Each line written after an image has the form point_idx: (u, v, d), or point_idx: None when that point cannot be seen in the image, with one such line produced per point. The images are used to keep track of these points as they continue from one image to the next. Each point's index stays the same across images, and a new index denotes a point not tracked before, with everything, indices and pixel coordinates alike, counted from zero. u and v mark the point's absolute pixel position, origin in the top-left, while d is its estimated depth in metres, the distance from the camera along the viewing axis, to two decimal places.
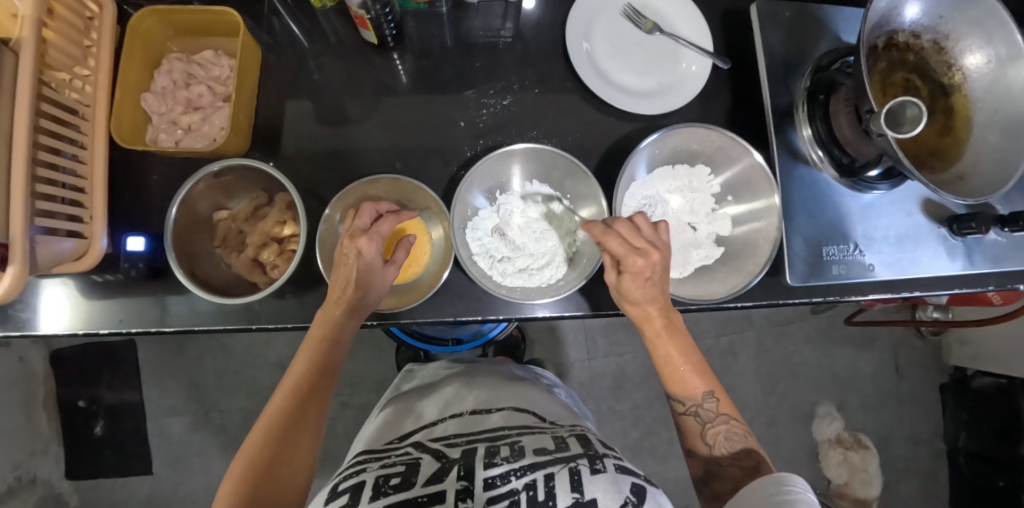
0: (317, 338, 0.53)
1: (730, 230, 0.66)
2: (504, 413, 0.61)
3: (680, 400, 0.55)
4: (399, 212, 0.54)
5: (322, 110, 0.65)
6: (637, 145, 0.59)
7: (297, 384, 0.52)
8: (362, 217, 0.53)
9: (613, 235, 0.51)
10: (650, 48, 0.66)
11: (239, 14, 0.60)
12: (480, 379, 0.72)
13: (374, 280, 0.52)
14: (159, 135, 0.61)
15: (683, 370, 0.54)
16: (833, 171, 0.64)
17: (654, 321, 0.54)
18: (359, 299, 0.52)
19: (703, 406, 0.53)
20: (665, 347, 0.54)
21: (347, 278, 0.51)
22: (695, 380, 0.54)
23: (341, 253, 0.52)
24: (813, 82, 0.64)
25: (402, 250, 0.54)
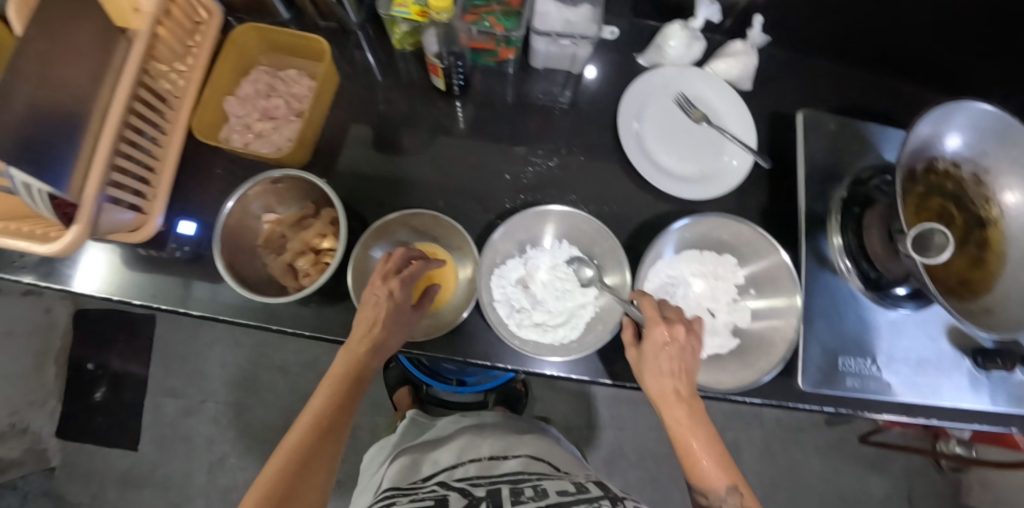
0: (339, 375, 0.54)
1: (749, 322, 0.66)
2: (522, 460, 0.62)
3: (703, 493, 0.50)
4: (429, 262, 0.56)
5: (382, 140, 0.69)
6: (667, 225, 0.61)
7: (316, 419, 0.52)
8: (394, 261, 0.56)
9: (648, 298, 0.55)
10: (696, 136, 0.70)
11: (328, 43, 0.66)
12: (493, 430, 0.74)
13: (399, 325, 0.55)
14: (232, 135, 0.66)
15: (703, 460, 0.49)
16: (860, 284, 0.64)
17: (671, 397, 0.51)
18: (382, 342, 0.54)
19: (727, 502, 0.48)
20: (687, 438, 0.51)
21: (373, 317, 0.53)
22: (718, 471, 0.49)
23: (367, 295, 0.54)
24: (850, 194, 0.65)
25: (428, 298, 0.58)
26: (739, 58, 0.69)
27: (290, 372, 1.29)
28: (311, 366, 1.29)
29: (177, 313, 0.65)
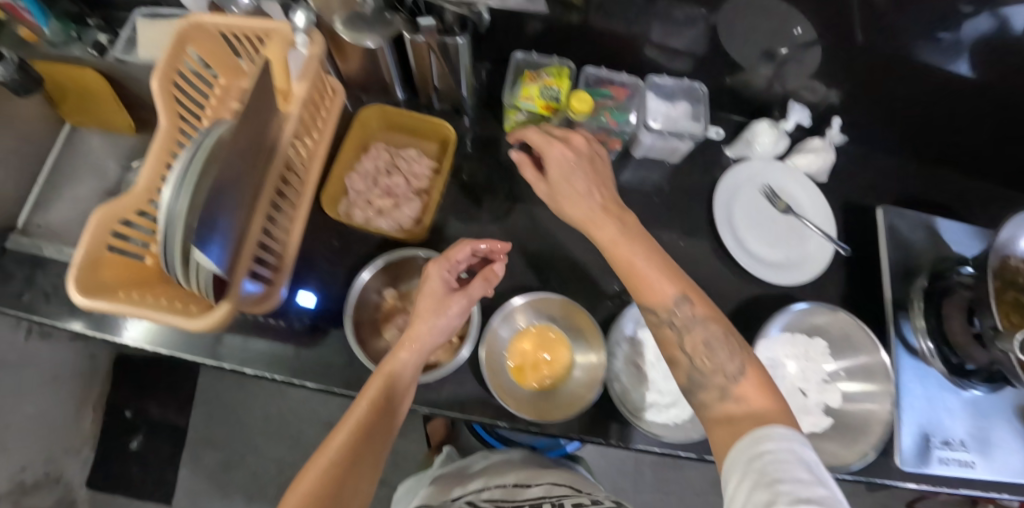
0: (385, 375, 0.54)
1: (840, 403, 0.70)
2: (545, 487, 0.64)
3: (653, 313, 0.51)
4: (494, 242, 0.61)
5: (490, 214, 0.74)
6: (787, 305, 0.67)
7: (358, 422, 0.51)
8: (457, 254, 0.60)
9: (532, 131, 0.61)
10: (781, 225, 0.75)
11: (451, 128, 0.71)
12: (518, 460, 0.76)
13: (453, 307, 0.58)
14: (354, 210, 0.69)
15: (646, 271, 0.52)
16: (942, 367, 0.68)
17: (596, 219, 0.56)
18: (433, 332, 0.56)
19: (678, 313, 0.50)
20: (603, 226, 0.56)
21: (427, 311, 0.57)
22: (668, 283, 0.51)
23: (434, 269, 0.59)
24: (930, 285, 0.71)
25: (477, 283, 0.59)
26: (820, 154, 0.76)
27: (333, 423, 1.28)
28: None
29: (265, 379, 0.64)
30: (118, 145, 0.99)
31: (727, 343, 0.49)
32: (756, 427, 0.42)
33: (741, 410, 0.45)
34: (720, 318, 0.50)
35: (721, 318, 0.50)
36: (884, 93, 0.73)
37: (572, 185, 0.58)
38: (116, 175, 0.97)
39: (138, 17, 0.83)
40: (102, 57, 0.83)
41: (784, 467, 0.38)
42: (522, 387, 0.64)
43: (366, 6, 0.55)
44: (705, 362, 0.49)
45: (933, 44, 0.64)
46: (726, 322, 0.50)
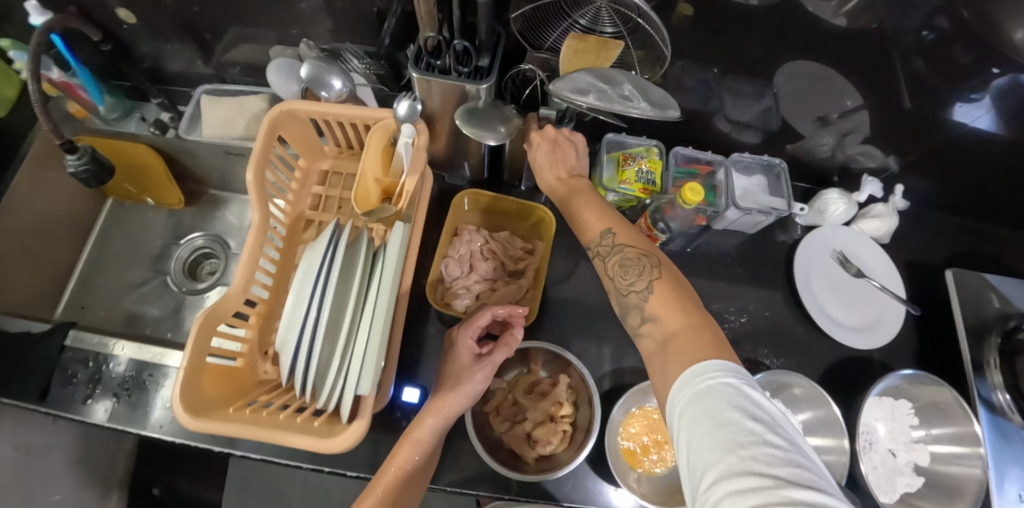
0: (412, 442, 0.55)
1: (931, 462, 0.72)
2: None
3: (589, 246, 0.58)
4: (513, 307, 0.60)
5: (574, 288, 0.76)
6: (893, 370, 0.69)
7: (385, 489, 0.53)
8: (480, 319, 0.59)
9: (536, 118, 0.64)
10: (854, 289, 0.77)
11: (546, 211, 0.72)
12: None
13: (477, 374, 0.56)
14: (452, 296, 0.68)
15: (586, 217, 0.58)
16: (1022, 421, 0.69)
17: (559, 190, 0.62)
18: (461, 401, 0.55)
19: (602, 243, 0.56)
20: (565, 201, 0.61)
21: (455, 376, 0.57)
22: (596, 221, 0.57)
23: (459, 336, 0.60)
24: (1005, 344, 0.73)
25: (500, 351, 0.57)
26: (884, 219, 0.79)
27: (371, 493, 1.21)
28: None
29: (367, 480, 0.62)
30: (161, 219, 0.95)
31: (639, 264, 0.52)
32: (690, 365, 0.43)
33: (657, 331, 0.48)
34: (643, 246, 0.53)
35: (647, 248, 0.53)
36: (937, 164, 0.79)
37: (539, 158, 0.63)
38: (160, 251, 0.93)
39: (201, 94, 0.81)
40: (163, 135, 0.82)
41: (723, 399, 0.39)
42: (636, 471, 0.63)
43: (479, 92, 0.58)
44: (621, 282, 0.52)
45: (964, 103, 0.66)
46: (647, 247, 0.53)
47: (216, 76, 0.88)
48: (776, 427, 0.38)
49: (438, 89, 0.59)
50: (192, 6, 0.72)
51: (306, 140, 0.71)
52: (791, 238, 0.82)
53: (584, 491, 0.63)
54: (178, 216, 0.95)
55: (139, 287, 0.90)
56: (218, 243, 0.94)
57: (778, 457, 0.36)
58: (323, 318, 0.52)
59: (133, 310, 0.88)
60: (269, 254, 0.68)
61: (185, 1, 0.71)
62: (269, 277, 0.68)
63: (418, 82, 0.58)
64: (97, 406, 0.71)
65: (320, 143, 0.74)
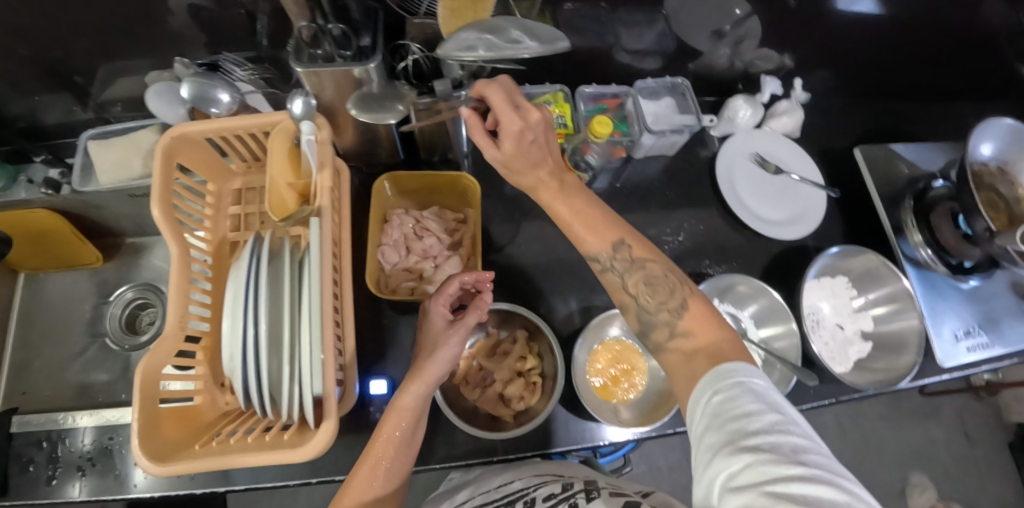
0: (403, 409, 0.54)
1: (874, 326, 0.77)
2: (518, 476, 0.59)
3: (597, 261, 0.55)
4: (480, 273, 0.62)
5: (512, 250, 0.76)
6: (822, 250, 0.73)
7: (378, 457, 0.53)
8: (448, 289, 0.61)
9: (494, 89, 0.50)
10: (777, 185, 0.82)
11: (469, 176, 0.72)
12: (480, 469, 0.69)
13: (452, 336, 0.57)
14: (397, 282, 0.68)
15: (582, 231, 0.55)
16: (944, 270, 0.79)
17: (545, 188, 0.55)
18: (442, 365, 0.56)
19: (615, 258, 0.53)
20: (563, 208, 0.55)
21: (431, 343, 0.59)
22: (602, 235, 0.54)
23: (431, 305, 0.61)
24: (916, 205, 0.80)
25: (471, 314, 0.59)
26: (792, 115, 0.84)
27: None
28: None
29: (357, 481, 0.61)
30: (85, 281, 0.90)
31: (666, 282, 0.51)
32: (713, 366, 0.43)
33: (687, 345, 0.48)
34: (663, 261, 0.52)
35: (669, 264, 0.52)
36: (828, 53, 0.82)
37: (506, 147, 0.51)
38: (93, 314, 0.88)
39: (86, 141, 0.76)
40: (58, 193, 0.76)
41: (752, 394, 0.39)
42: (610, 403, 0.65)
43: (368, 73, 0.57)
44: (648, 301, 0.51)
45: None
46: (668, 263, 0.52)
47: (100, 119, 0.83)
48: (798, 424, 0.38)
49: (328, 78, 0.58)
50: (51, 50, 0.67)
51: (211, 163, 0.69)
52: (712, 152, 0.84)
53: (566, 434, 0.64)
54: (102, 273, 0.90)
55: (80, 356, 0.86)
56: (151, 290, 0.90)
57: (803, 445, 0.36)
58: (262, 337, 0.51)
59: (80, 381, 0.84)
60: (200, 286, 0.66)
61: (44, 47, 0.66)
62: (207, 307, 0.66)
63: (306, 76, 0.57)
64: (79, 485, 0.68)
65: (226, 163, 0.71)
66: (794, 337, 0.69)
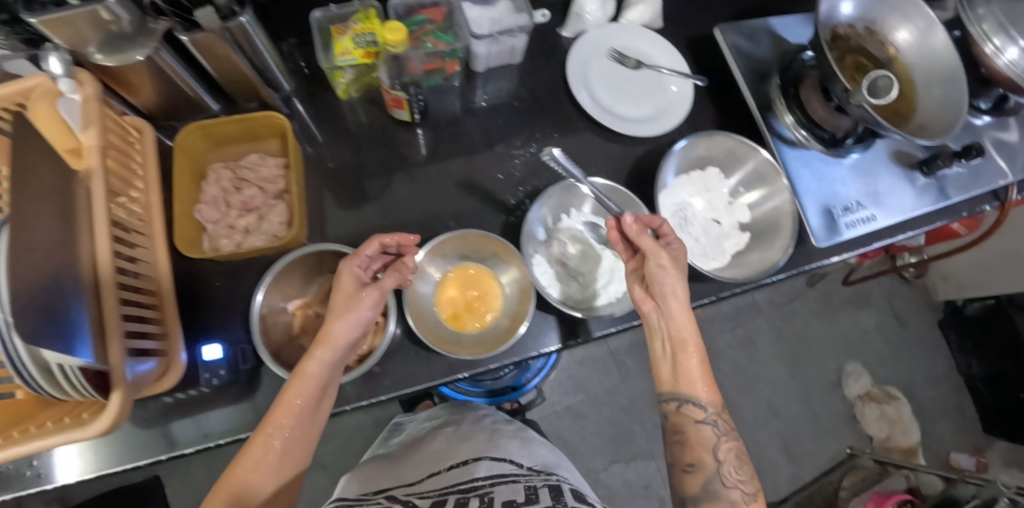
0: (306, 376, 0.52)
1: (750, 215, 0.73)
2: (486, 464, 0.67)
3: (699, 408, 0.54)
4: (403, 236, 0.58)
5: (370, 192, 0.71)
6: (671, 147, 0.68)
7: (274, 427, 0.51)
8: (367, 249, 0.56)
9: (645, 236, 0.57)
10: (639, 81, 0.76)
11: (281, 114, 0.65)
12: (469, 435, 0.79)
13: (365, 300, 0.54)
14: (220, 241, 0.64)
15: (686, 365, 0.54)
16: (821, 147, 0.73)
17: (690, 346, 0.54)
18: (348, 330, 0.53)
19: (715, 419, 0.54)
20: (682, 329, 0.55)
21: (340, 304, 0.54)
22: (706, 388, 0.54)
23: (345, 266, 0.55)
24: (782, 80, 0.74)
25: (391, 277, 0.56)
26: (647, 2, 0.77)
27: (323, 464, 1.20)
28: (343, 448, 1.21)
29: (209, 449, 0.62)
30: None
31: (745, 465, 0.53)
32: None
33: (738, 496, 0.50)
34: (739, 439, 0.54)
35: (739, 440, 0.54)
36: None
37: (675, 311, 0.55)
38: None
39: None
40: None
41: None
42: (465, 332, 0.61)
43: (115, 11, 0.50)
44: (731, 472, 0.52)
45: None
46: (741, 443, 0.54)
47: None
48: None
49: (76, 24, 0.50)
50: None
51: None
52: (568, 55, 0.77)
53: (417, 375, 0.60)
54: None
55: None
56: None
57: None
58: None
59: None
60: None
61: None
62: None
63: (46, 28, 0.49)
64: None
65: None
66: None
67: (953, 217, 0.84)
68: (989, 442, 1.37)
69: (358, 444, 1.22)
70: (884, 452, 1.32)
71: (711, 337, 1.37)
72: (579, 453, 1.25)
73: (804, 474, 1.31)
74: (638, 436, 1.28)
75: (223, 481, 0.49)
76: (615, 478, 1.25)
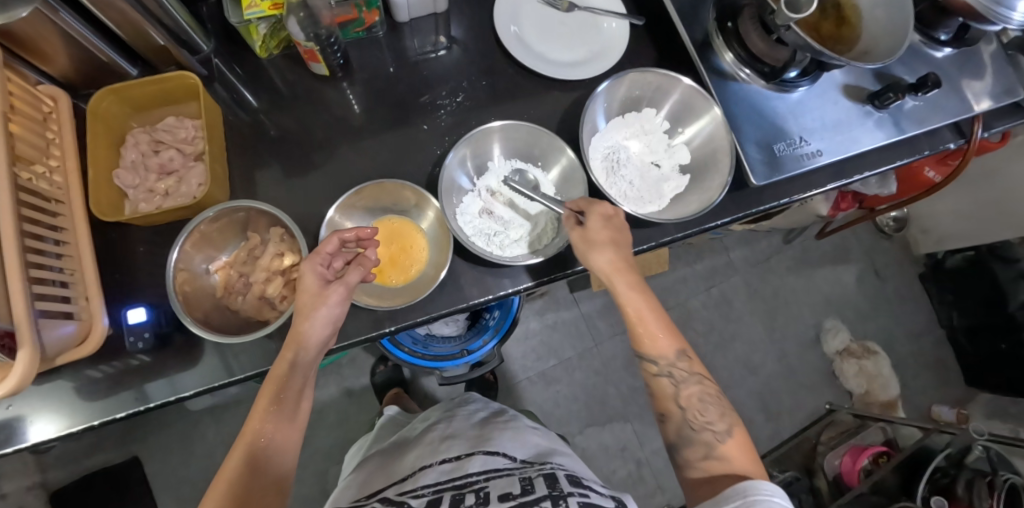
0: (281, 379, 0.53)
1: (689, 155, 0.71)
2: (479, 459, 0.66)
3: (653, 361, 0.56)
4: (362, 228, 0.58)
5: (297, 153, 0.69)
6: (594, 90, 0.65)
7: (257, 433, 0.51)
8: (327, 245, 0.55)
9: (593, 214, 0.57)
10: (572, 24, 0.73)
11: (192, 73, 0.64)
12: (457, 431, 0.80)
13: (332, 297, 0.55)
14: (140, 205, 0.63)
15: (653, 323, 0.56)
16: (762, 82, 0.70)
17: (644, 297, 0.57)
18: (320, 328, 0.54)
19: (677, 365, 0.55)
20: (633, 300, 0.56)
21: (303, 307, 0.54)
22: (667, 339, 0.56)
23: (306, 266, 0.54)
24: (719, 14, 0.71)
25: (354, 271, 0.56)
26: None
27: None
28: (317, 421, 1.22)
29: (144, 413, 0.62)
30: None
31: (716, 404, 0.54)
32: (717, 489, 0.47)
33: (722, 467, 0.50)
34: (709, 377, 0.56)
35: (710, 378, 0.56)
36: None
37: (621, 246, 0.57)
38: None
39: None
40: None
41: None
42: (389, 285, 0.61)
43: None
44: (698, 416, 0.53)
45: None
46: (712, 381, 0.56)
47: None
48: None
49: None
50: None
51: None
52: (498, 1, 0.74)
53: (343, 330, 0.60)
54: None
55: None
56: None
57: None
58: None
59: None
60: None
61: None
62: None
63: None
64: None
65: None
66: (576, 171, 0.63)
67: (911, 156, 0.83)
68: (972, 394, 1.36)
69: (331, 417, 1.23)
70: (863, 407, 1.31)
71: (684, 298, 1.36)
72: (553, 417, 1.26)
73: (783, 431, 1.31)
74: (611, 398, 1.29)
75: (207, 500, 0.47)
76: (590, 441, 1.26)
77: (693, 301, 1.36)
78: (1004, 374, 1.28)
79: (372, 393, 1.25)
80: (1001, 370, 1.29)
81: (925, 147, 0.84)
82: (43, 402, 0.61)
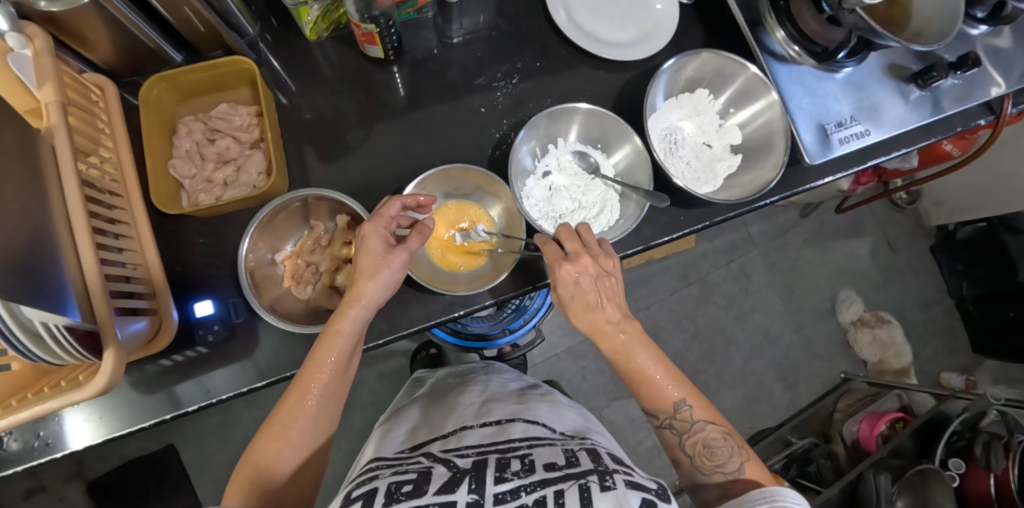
0: (337, 334, 0.51)
1: (742, 136, 0.72)
2: (521, 426, 0.59)
3: (656, 414, 0.55)
4: (425, 196, 0.58)
5: (348, 141, 0.68)
6: (659, 68, 0.66)
7: (310, 383, 0.49)
8: (392, 208, 0.55)
9: (564, 279, 0.53)
10: (623, 3, 0.72)
11: (251, 60, 0.62)
12: (495, 391, 0.72)
13: (396, 261, 0.53)
14: (199, 196, 0.64)
15: (654, 382, 0.53)
16: (812, 62, 0.69)
17: (646, 369, 0.53)
18: (382, 289, 0.52)
19: (677, 416, 0.53)
20: (636, 357, 0.53)
21: (361, 265, 0.52)
22: (666, 389, 0.53)
23: (370, 228, 0.53)
24: None
25: (417, 237, 0.54)
26: None
27: None
28: (350, 403, 1.24)
29: (211, 406, 0.63)
30: None
31: (727, 444, 0.52)
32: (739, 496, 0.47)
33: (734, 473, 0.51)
34: (723, 421, 0.53)
35: (728, 424, 0.53)
36: None
37: (586, 295, 0.53)
38: None
39: None
40: None
41: None
42: (459, 271, 0.64)
43: None
44: (705, 462, 0.52)
45: None
46: (727, 423, 0.53)
47: None
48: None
49: None
50: None
51: None
52: None
53: (414, 316, 0.62)
54: None
55: None
56: None
57: None
58: None
59: None
60: None
61: None
62: None
63: None
64: None
65: None
66: (639, 154, 0.64)
67: (946, 133, 0.84)
68: (978, 360, 1.42)
69: (364, 399, 1.25)
70: (876, 375, 1.37)
71: (705, 272, 1.39)
72: (581, 392, 1.29)
73: (800, 400, 1.37)
74: None
75: (259, 442, 0.48)
76: (617, 414, 1.30)
77: (713, 276, 1.39)
78: (1009, 340, 1.34)
79: (403, 374, 1.26)
80: (1007, 338, 1.34)
81: (959, 125, 0.85)
82: (112, 397, 0.61)
